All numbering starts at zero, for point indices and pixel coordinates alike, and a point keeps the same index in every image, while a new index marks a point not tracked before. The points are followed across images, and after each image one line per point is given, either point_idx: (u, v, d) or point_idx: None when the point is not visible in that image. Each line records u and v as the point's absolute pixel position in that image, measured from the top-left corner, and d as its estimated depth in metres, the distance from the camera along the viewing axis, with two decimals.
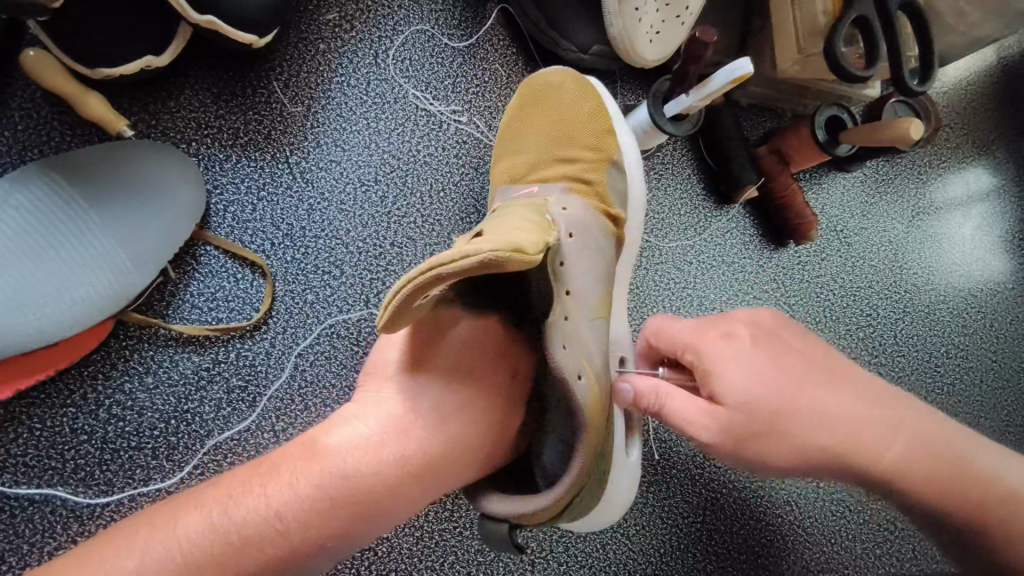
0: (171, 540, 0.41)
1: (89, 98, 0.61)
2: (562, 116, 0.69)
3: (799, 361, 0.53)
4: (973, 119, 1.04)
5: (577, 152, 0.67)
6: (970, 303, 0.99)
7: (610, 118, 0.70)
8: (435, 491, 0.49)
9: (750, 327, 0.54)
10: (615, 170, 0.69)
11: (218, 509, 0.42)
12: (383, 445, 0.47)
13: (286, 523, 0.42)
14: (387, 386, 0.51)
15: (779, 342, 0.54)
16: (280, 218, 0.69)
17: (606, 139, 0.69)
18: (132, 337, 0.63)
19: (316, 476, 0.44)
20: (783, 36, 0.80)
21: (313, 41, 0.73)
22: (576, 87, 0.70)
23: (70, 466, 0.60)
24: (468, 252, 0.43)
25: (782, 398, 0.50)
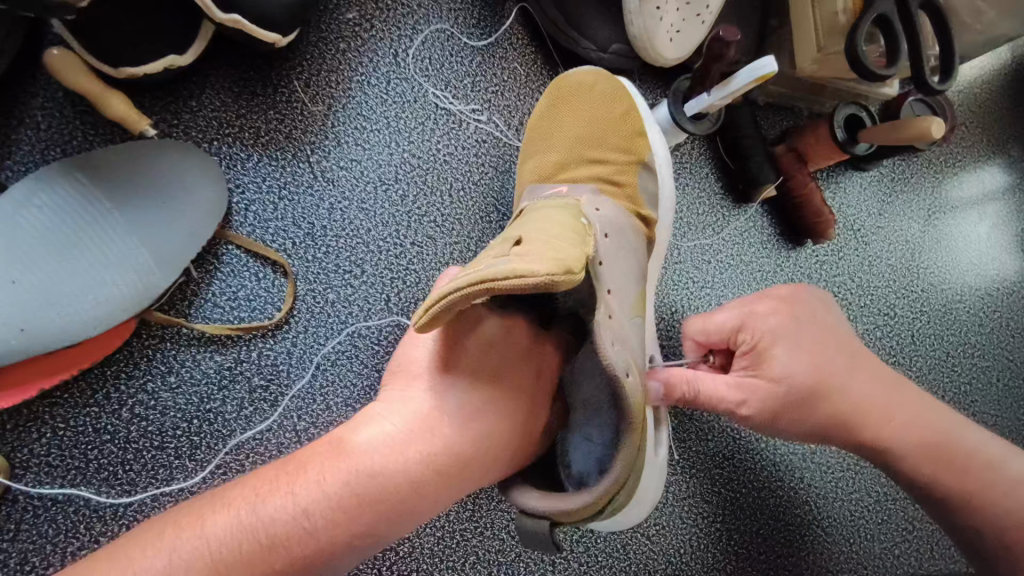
0: (201, 539, 0.40)
1: (113, 97, 0.61)
2: (592, 118, 0.69)
3: (835, 342, 0.60)
4: (988, 117, 1.04)
5: (608, 154, 0.67)
6: (986, 302, 0.98)
7: (644, 120, 0.70)
8: (462, 489, 0.49)
9: (797, 308, 0.60)
10: (649, 172, 0.68)
11: (246, 507, 0.42)
12: (411, 444, 0.47)
13: (315, 522, 0.42)
14: (413, 384, 0.50)
15: (820, 323, 0.60)
16: (301, 217, 0.69)
17: (639, 140, 0.69)
18: (154, 337, 0.63)
19: (344, 474, 0.44)
20: (802, 35, 0.79)
21: (334, 40, 0.73)
22: (609, 89, 0.70)
23: (93, 466, 0.59)
24: (525, 274, 0.43)
25: (823, 376, 0.57)
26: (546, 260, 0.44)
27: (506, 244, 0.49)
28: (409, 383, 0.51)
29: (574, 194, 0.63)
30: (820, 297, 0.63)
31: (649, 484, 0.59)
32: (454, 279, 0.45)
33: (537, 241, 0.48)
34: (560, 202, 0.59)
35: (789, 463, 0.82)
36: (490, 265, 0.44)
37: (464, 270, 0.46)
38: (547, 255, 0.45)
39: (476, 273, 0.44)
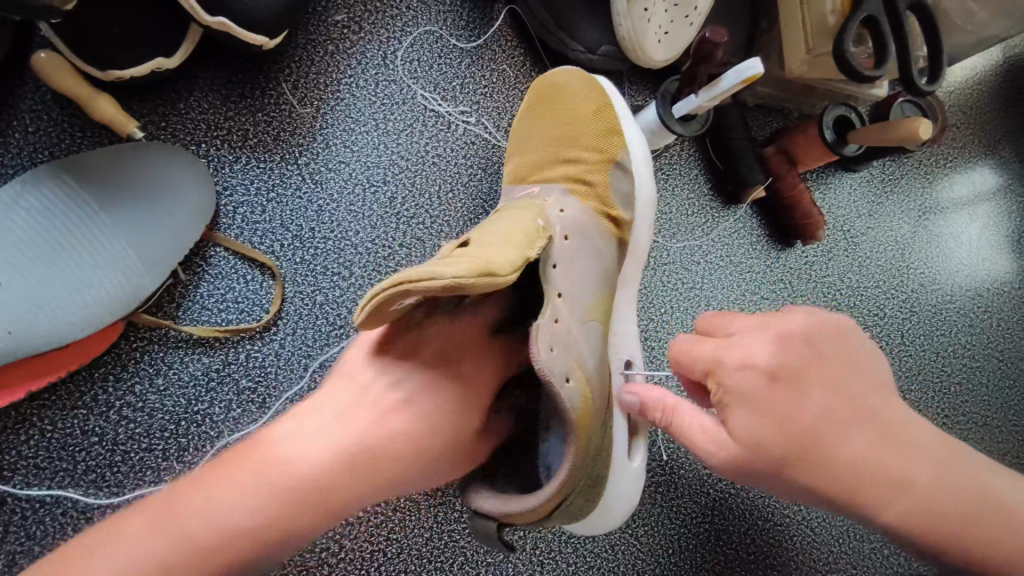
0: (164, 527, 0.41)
1: (101, 100, 0.61)
2: (563, 119, 0.69)
3: (840, 393, 0.48)
4: (979, 118, 1.04)
5: (579, 153, 0.67)
6: (977, 302, 0.99)
7: (617, 117, 0.69)
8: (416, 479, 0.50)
9: (796, 344, 0.48)
10: (620, 170, 0.67)
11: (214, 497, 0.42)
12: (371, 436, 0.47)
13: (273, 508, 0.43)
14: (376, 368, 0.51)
15: (826, 364, 0.48)
16: (290, 219, 0.69)
17: (610, 139, 0.68)
18: (142, 338, 0.63)
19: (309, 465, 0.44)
20: (791, 37, 0.80)
21: (322, 43, 0.73)
22: (584, 89, 0.70)
23: (81, 468, 0.60)
24: (433, 273, 0.43)
25: (815, 432, 0.47)
26: (463, 265, 0.44)
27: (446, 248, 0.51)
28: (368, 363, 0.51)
29: (544, 195, 0.65)
30: (842, 323, 0.51)
31: (617, 495, 0.59)
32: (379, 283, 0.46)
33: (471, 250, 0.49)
34: (528, 202, 0.61)
35: None
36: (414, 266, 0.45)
37: None
38: (469, 262, 0.45)
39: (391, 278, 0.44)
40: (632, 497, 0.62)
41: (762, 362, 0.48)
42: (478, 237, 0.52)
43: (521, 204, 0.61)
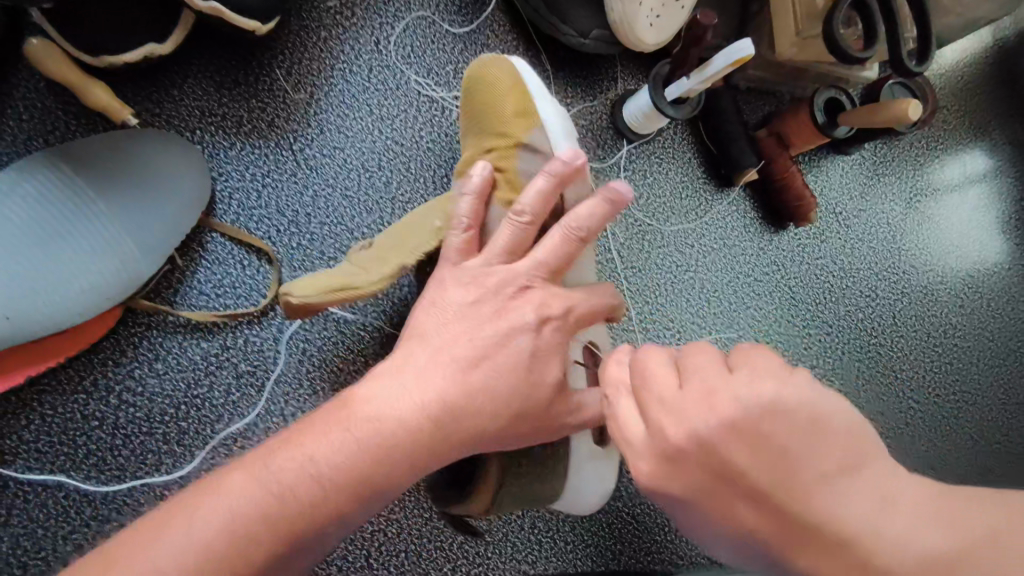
0: (321, 457, 0.44)
1: (93, 86, 0.61)
2: (479, 107, 0.63)
3: (761, 483, 0.33)
4: (970, 101, 1.05)
5: (490, 141, 0.61)
6: (968, 282, 1.00)
7: (528, 98, 0.62)
8: (551, 365, 0.53)
9: (708, 436, 0.34)
10: (530, 154, 0.60)
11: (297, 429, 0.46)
12: (595, 229, 0.55)
13: (459, 427, 0.48)
14: (570, 156, 0.55)
15: (742, 461, 0.34)
16: (285, 205, 0.69)
17: (513, 121, 0.61)
18: (141, 324, 0.64)
19: (502, 377, 0.50)
20: (782, 19, 0.80)
21: (315, 29, 0.73)
22: (495, 71, 0.63)
23: (82, 452, 0.60)
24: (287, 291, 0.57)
25: (747, 547, 0.35)
26: (314, 288, 0.56)
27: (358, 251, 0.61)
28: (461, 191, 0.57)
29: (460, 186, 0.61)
30: (764, 385, 0.35)
31: (592, 476, 0.62)
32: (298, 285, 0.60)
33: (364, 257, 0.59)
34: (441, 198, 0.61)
35: None
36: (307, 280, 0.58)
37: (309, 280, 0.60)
38: (328, 283, 0.56)
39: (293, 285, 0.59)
40: (604, 487, 0.63)
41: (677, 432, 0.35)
42: (385, 241, 0.60)
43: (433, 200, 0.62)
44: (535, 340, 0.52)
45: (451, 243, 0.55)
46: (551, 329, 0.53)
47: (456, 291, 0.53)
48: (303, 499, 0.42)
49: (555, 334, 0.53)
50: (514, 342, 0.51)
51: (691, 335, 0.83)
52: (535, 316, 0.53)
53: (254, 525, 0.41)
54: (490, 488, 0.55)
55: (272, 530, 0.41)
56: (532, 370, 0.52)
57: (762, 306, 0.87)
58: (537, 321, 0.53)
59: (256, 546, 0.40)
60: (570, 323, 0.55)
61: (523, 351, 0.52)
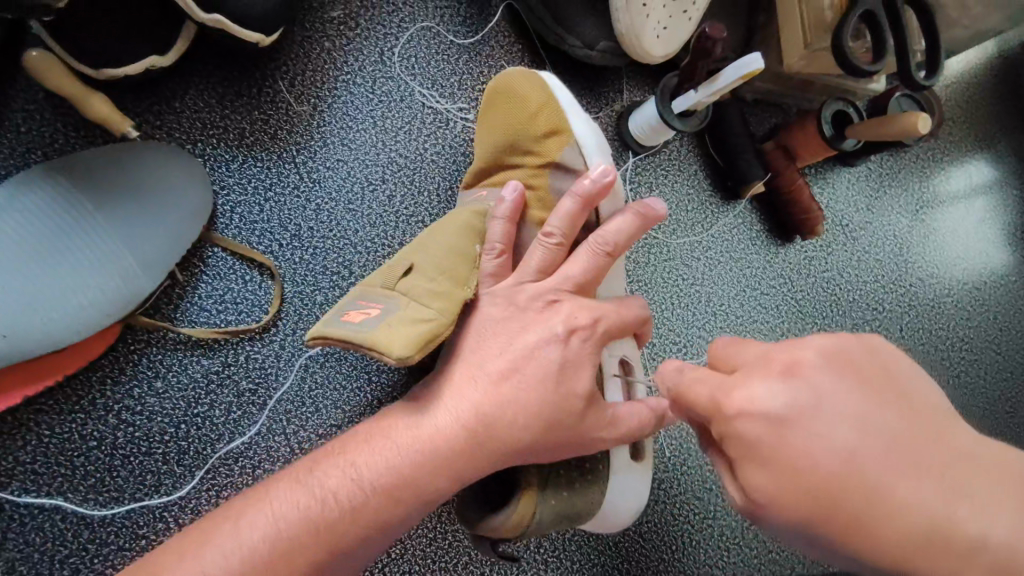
0: (363, 466, 0.51)
1: (94, 98, 0.60)
2: (505, 122, 0.62)
3: (848, 441, 0.33)
4: (975, 112, 1.04)
5: (520, 158, 0.61)
6: (974, 294, 0.99)
7: (561, 114, 0.60)
8: (582, 374, 0.53)
9: (802, 377, 0.35)
10: (562, 173, 0.60)
11: (348, 441, 0.53)
12: (624, 243, 0.56)
13: (491, 440, 0.51)
14: (602, 174, 0.55)
15: (815, 388, 0.35)
16: (288, 219, 0.68)
17: (546, 141, 0.60)
18: (140, 341, 0.62)
19: (532, 388, 0.52)
20: (789, 31, 0.79)
21: (318, 40, 0.72)
22: (526, 86, 0.61)
23: (80, 473, 0.59)
24: (382, 350, 0.47)
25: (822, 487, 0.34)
26: (403, 339, 0.47)
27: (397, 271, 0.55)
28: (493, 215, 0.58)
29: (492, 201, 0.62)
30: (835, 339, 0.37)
31: (623, 495, 0.60)
32: (335, 320, 0.50)
33: (419, 288, 0.53)
34: (471, 211, 0.61)
35: None
36: (362, 326, 0.48)
37: (347, 314, 0.51)
38: (412, 330, 0.48)
39: (345, 330, 0.48)
40: (639, 501, 0.61)
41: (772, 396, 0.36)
42: (425, 262, 0.55)
43: (459, 210, 0.62)
44: (563, 351, 0.53)
45: (484, 268, 0.57)
46: (579, 340, 0.54)
47: (492, 308, 0.55)
48: (344, 504, 0.49)
49: (583, 345, 0.54)
50: (542, 352, 0.53)
51: (697, 349, 0.82)
52: (563, 326, 0.53)
53: (300, 534, 0.48)
54: (533, 489, 0.54)
55: (317, 534, 0.48)
56: (561, 381, 0.52)
57: (769, 319, 0.86)
58: (565, 331, 0.53)
59: (304, 545, 0.48)
60: (599, 334, 0.55)
61: (552, 362, 0.53)
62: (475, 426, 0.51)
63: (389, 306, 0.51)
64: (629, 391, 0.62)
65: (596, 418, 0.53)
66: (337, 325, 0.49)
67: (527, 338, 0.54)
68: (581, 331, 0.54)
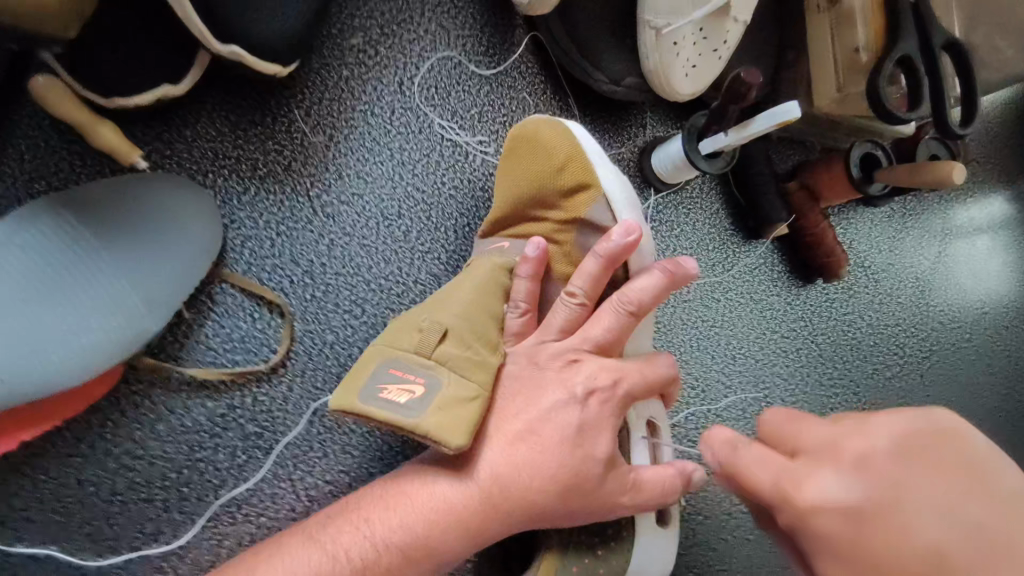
0: (376, 532, 0.48)
1: (103, 127, 0.57)
2: (528, 172, 0.60)
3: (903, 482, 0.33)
4: (1001, 151, 1.02)
5: (544, 212, 0.60)
6: (993, 339, 0.97)
7: (588, 169, 0.58)
8: (601, 439, 0.51)
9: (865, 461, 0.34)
10: (589, 230, 0.58)
11: (365, 495, 0.51)
12: (650, 302, 0.54)
13: (512, 501, 0.49)
14: (625, 236, 0.53)
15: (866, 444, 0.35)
16: (299, 254, 0.66)
17: (573, 196, 0.58)
18: (143, 382, 0.60)
19: (550, 450, 0.49)
20: (819, 73, 0.77)
21: (336, 67, 0.69)
22: (552, 137, 0.59)
23: (76, 521, 0.56)
24: (440, 440, 0.47)
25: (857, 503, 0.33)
26: (457, 428, 0.47)
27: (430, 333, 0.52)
28: (516, 272, 0.57)
29: (515, 254, 0.61)
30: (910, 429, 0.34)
31: (646, 562, 0.56)
32: (375, 397, 0.48)
33: (458, 358, 0.51)
34: (492, 265, 0.58)
35: None
36: (410, 408, 0.48)
37: (387, 389, 0.49)
38: (464, 415, 0.48)
39: (394, 415, 0.47)
40: (664, 566, 0.58)
41: (825, 491, 0.34)
42: (457, 325, 0.52)
43: (482, 260, 0.59)
44: (581, 413, 0.51)
45: (510, 327, 0.57)
46: (598, 401, 0.52)
47: (515, 365, 0.54)
48: (355, 563, 0.47)
49: (602, 408, 0.52)
50: (560, 414, 0.51)
51: (715, 394, 0.79)
52: (582, 388, 0.51)
53: None
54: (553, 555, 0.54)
55: None
56: (579, 443, 0.50)
57: (787, 362, 0.84)
58: (584, 393, 0.51)
59: None
60: (619, 395, 0.53)
61: (570, 424, 0.50)
62: (493, 484, 0.49)
63: (430, 380, 0.50)
64: (655, 453, 0.60)
65: (615, 485, 0.50)
66: (378, 405, 0.48)
67: (544, 400, 0.51)
68: (600, 393, 0.52)
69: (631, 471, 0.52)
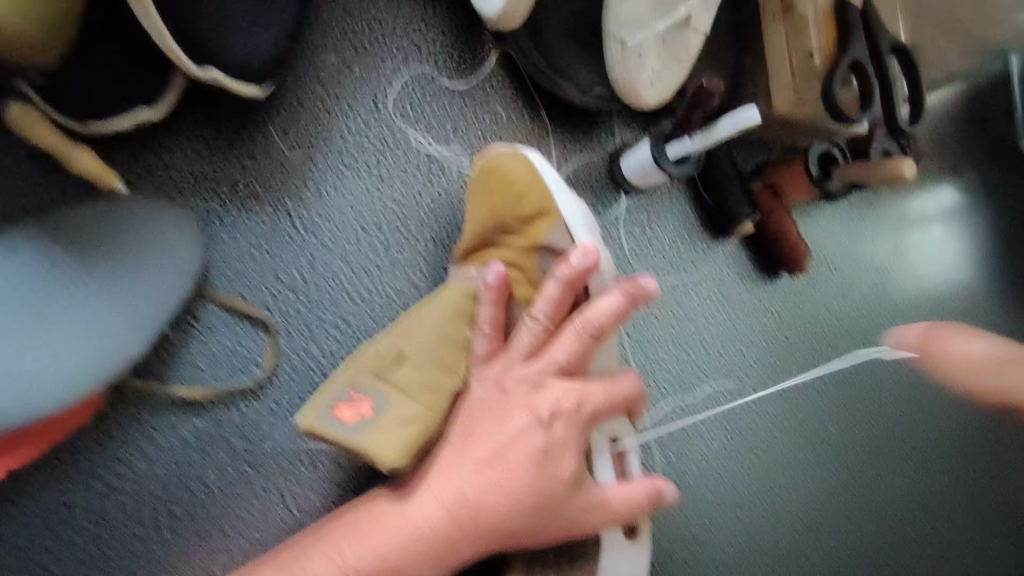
0: (350, 552, 0.51)
1: (79, 153, 0.58)
2: (493, 203, 0.62)
3: None
4: (949, 144, 1.07)
5: (507, 237, 0.63)
6: (951, 324, 1.02)
7: (547, 197, 0.60)
8: (567, 457, 0.54)
9: None
10: (549, 254, 0.60)
11: (335, 526, 0.54)
12: (610, 323, 0.56)
13: (479, 524, 0.51)
14: (585, 258, 0.55)
15: None
16: (281, 271, 0.67)
17: (535, 223, 0.60)
18: (130, 404, 0.60)
19: (516, 471, 0.53)
20: (777, 78, 0.81)
21: (311, 86, 0.70)
22: (513, 168, 0.61)
23: (67, 544, 0.57)
24: (377, 458, 0.51)
25: None
26: (393, 446, 0.51)
27: (387, 357, 0.56)
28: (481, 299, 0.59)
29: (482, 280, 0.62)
30: None
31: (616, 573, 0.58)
32: (325, 415, 0.53)
33: (412, 381, 0.55)
34: (457, 293, 0.60)
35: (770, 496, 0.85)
36: (353, 426, 0.52)
37: (333, 408, 0.53)
38: (405, 435, 0.52)
39: (335, 432, 0.52)
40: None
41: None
42: (415, 351, 0.56)
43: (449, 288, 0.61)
44: (546, 436, 0.54)
45: (477, 350, 0.58)
46: (562, 424, 0.55)
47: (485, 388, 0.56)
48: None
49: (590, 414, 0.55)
50: (526, 437, 0.54)
51: (689, 390, 0.83)
52: (548, 410, 0.55)
53: None
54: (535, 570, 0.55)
55: None
56: (548, 461, 0.54)
57: (756, 354, 0.88)
58: (549, 415, 0.54)
59: None
60: (585, 417, 0.56)
61: (535, 447, 0.53)
62: (460, 509, 0.52)
63: (380, 400, 0.54)
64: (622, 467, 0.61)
65: (581, 503, 0.54)
66: (329, 422, 0.52)
67: (510, 424, 0.54)
68: (564, 416, 0.55)
69: (598, 489, 0.55)
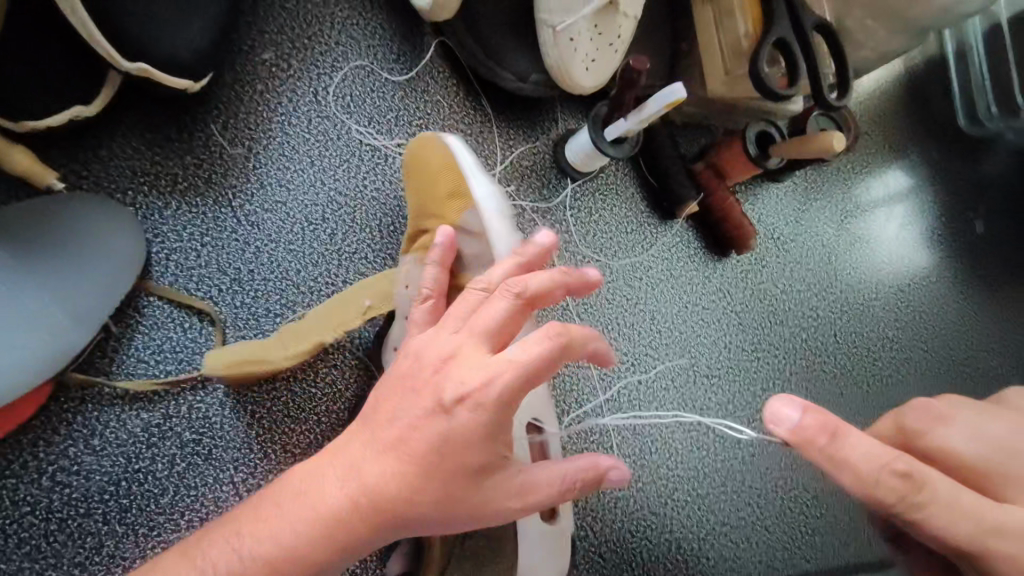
0: (238, 546, 0.44)
1: (13, 151, 0.58)
2: (422, 185, 0.63)
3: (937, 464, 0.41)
4: (890, 122, 1.10)
5: (431, 221, 0.61)
6: (902, 296, 1.04)
7: (458, 176, 0.59)
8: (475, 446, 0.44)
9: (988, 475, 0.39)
10: (465, 235, 0.58)
11: (236, 512, 0.47)
12: (541, 293, 0.47)
13: (381, 510, 0.44)
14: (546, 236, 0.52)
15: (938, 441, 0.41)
16: (226, 263, 0.67)
17: (449, 201, 0.59)
18: (74, 399, 0.60)
19: (418, 457, 0.44)
20: (709, 58, 0.84)
21: (250, 82, 0.71)
22: (429, 152, 0.62)
23: (13, 543, 0.56)
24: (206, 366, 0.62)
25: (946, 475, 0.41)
26: (225, 359, 0.61)
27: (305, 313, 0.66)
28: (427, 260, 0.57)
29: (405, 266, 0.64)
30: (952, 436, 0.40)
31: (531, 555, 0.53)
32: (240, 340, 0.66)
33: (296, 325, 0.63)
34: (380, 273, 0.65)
35: (730, 468, 0.86)
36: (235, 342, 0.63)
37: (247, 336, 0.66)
38: (253, 351, 0.60)
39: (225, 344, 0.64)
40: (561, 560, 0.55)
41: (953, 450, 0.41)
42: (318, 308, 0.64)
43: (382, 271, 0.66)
44: (449, 423, 0.44)
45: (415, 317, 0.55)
46: (469, 411, 0.44)
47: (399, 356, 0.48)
48: None
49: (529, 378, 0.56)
50: (429, 422, 0.44)
51: (645, 367, 0.84)
52: (452, 394, 0.44)
53: None
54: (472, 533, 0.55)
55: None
56: (455, 447, 0.44)
57: (710, 331, 0.90)
58: (451, 400, 0.44)
59: None
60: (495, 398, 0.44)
61: (438, 433, 0.44)
62: (359, 496, 0.44)
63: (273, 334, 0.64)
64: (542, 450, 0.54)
65: (490, 490, 0.45)
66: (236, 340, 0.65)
67: (416, 403, 0.45)
68: (471, 400, 0.44)
69: (519, 472, 0.46)
